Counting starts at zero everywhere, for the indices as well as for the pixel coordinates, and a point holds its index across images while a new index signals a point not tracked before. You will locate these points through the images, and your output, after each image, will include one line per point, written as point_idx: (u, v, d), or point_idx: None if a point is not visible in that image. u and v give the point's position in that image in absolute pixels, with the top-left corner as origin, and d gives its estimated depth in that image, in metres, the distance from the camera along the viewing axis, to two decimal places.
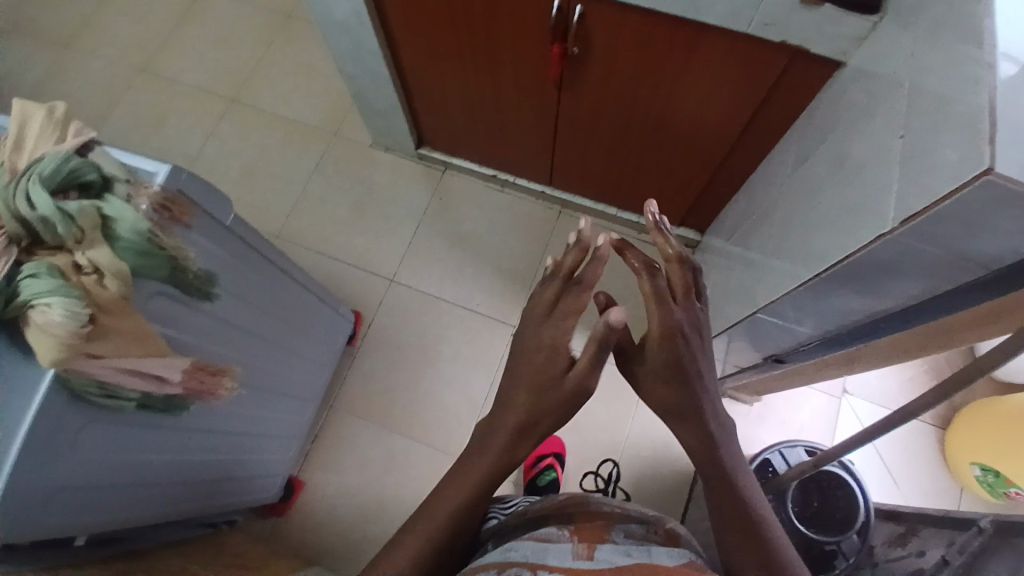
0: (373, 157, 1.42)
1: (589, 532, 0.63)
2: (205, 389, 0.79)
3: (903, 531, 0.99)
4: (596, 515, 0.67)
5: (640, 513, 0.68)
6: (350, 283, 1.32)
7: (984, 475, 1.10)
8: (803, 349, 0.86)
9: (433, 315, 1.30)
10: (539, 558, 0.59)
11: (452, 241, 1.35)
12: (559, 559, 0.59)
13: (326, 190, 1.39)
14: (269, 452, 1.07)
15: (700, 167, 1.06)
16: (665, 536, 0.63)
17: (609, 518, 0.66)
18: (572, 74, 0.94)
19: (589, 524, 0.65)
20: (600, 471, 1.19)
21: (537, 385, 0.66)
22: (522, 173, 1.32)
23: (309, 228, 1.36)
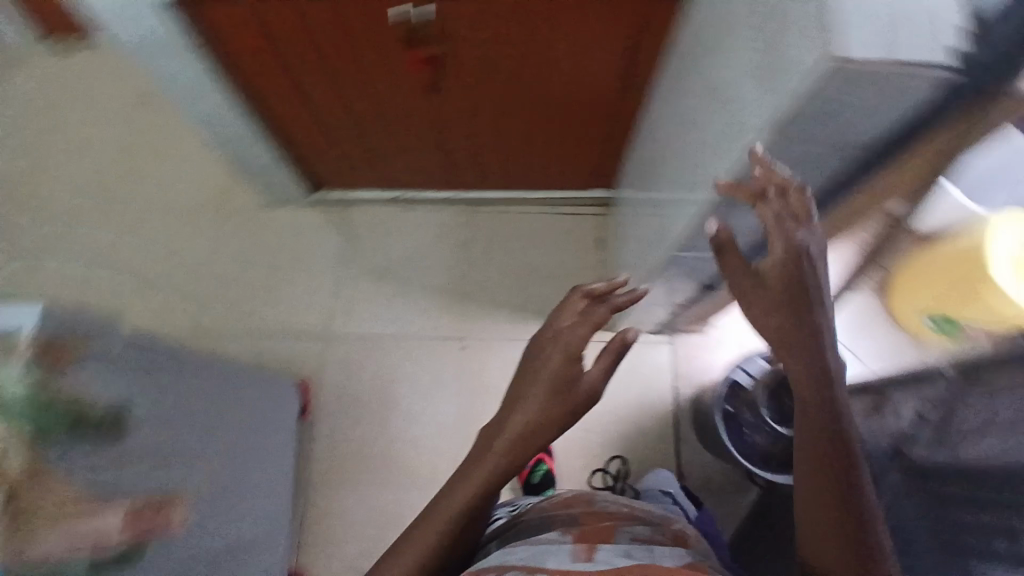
0: (264, 216, 1.33)
1: (594, 529, 0.65)
2: (152, 526, 0.74)
3: (876, 400, 1.02)
4: (603, 516, 0.69)
5: (641, 512, 0.71)
6: (282, 353, 1.23)
7: (936, 325, 1.09)
8: (727, 267, 0.85)
9: (379, 354, 1.25)
10: (540, 557, 0.57)
11: (374, 275, 1.28)
12: (561, 553, 0.58)
13: (227, 265, 1.30)
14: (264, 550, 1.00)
15: (593, 129, 1.04)
16: (669, 535, 0.65)
17: (614, 517, 0.68)
18: (442, 74, 0.90)
19: (594, 523, 0.67)
20: (608, 468, 1.18)
21: (561, 386, 0.66)
22: (422, 184, 1.28)
23: (221, 309, 1.27)
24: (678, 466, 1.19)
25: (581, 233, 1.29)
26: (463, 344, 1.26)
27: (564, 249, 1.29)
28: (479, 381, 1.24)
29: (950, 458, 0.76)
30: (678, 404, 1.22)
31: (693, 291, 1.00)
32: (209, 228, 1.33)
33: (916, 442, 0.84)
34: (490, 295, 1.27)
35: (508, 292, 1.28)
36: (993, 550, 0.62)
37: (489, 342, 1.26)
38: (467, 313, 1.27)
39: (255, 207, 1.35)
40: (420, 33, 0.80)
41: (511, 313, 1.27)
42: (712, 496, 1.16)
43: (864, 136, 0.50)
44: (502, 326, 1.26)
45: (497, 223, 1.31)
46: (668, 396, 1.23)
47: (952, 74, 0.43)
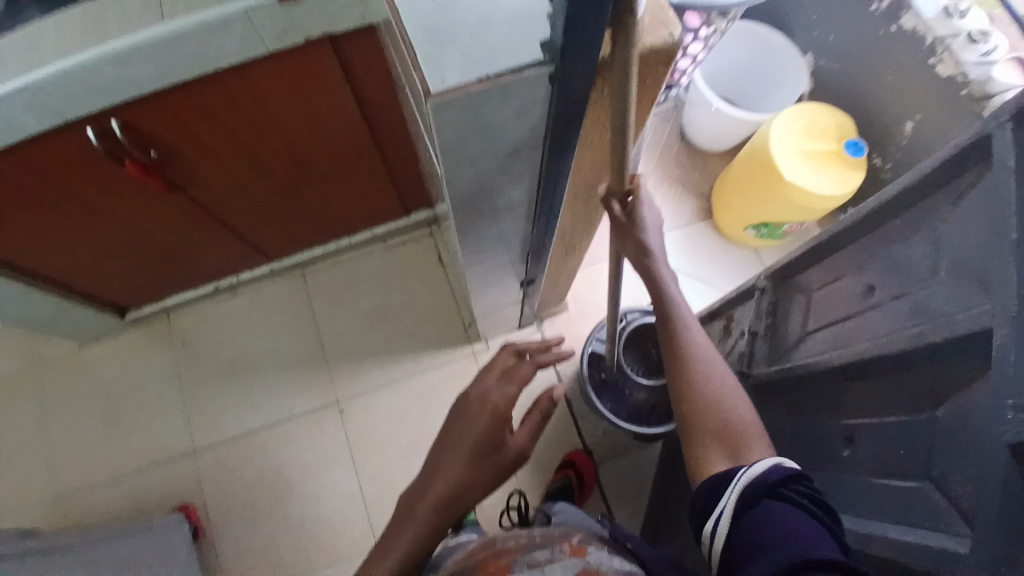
0: (92, 355, 1.26)
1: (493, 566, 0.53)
2: None
3: (723, 322, 1.05)
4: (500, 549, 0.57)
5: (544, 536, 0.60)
6: (155, 489, 1.15)
7: (759, 232, 1.23)
8: (529, 263, 0.84)
9: (255, 451, 1.18)
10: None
11: (225, 371, 1.23)
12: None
13: (69, 420, 1.21)
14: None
15: (370, 167, 1.03)
16: (569, 548, 0.54)
17: (512, 549, 0.56)
18: (177, 170, 0.87)
19: (491, 559, 0.55)
20: (511, 505, 1.15)
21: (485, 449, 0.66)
22: (240, 267, 1.23)
23: (76, 469, 1.18)
24: (584, 444, 1.18)
25: (418, 259, 1.28)
26: (339, 407, 1.20)
27: (405, 280, 1.27)
28: (365, 438, 1.18)
29: (776, 369, 0.78)
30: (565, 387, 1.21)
31: (520, 291, 0.98)
32: (36, 388, 1.23)
33: (755, 359, 0.87)
34: (349, 350, 1.24)
35: (365, 340, 1.24)
36: (839, 458, 0.63)
37: (363, 397, 1.21)
38: (332, 375, 1.22)
39: (80, 350, 1.26)
40: (123, 142, 0.77)
41: (376, 361, 1.23)
42: (624, 462, 1.17)
43: (531, 137, 0.49)
44: (371, 376, 1.22)
45: (332, 278, 1.28)
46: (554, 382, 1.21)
47: (548, 70, 0.40)
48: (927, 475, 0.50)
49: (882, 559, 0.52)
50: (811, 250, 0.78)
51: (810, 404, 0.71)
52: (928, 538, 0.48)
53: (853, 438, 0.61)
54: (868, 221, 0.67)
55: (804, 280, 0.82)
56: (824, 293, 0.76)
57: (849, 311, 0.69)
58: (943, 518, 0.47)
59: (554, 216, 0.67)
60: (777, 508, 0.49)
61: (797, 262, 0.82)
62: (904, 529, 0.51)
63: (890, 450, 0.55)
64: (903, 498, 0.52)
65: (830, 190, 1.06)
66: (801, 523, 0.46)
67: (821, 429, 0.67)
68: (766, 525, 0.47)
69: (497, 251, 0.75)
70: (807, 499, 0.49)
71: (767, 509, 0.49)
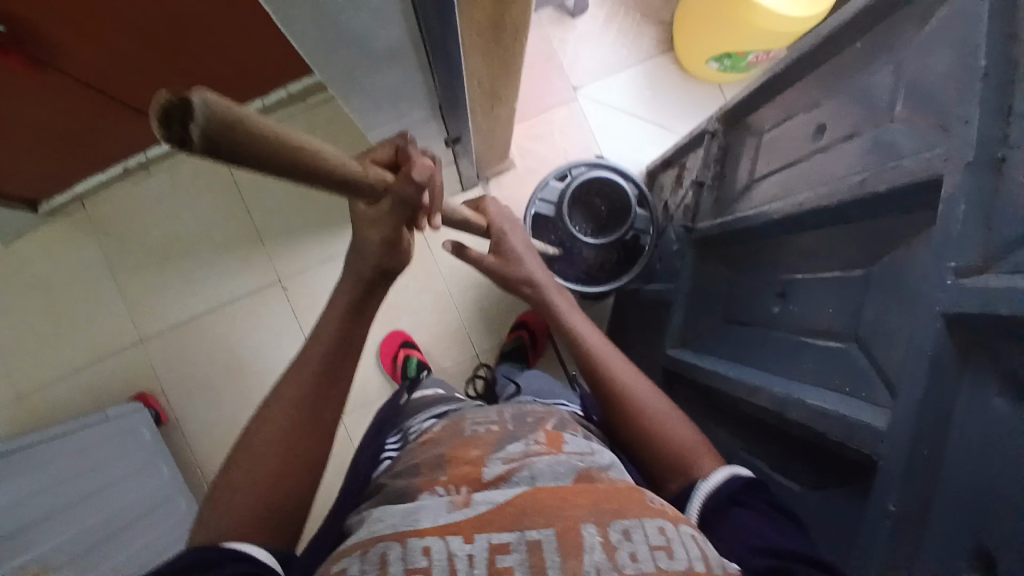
0: (12, 252, 1.17)
1: (463, 462, 0.42)
2: None
3: (676, 171, 0.98)
4: (467, 438, 0.45)
5: (513, 418, 0.49)
6: (110, 379, 1.15)
7: (721, 65, 1.11)
8: (450, 119, 0.73)
9: (204, 335, 1.16)
10: (408, 523, 0.36)
11: (158, 257, 1.16)
12: (435, 513, 0.36)
13: (5, 319, 1.16)
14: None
15: (270, 24, 0.86)
16: (547, 437, 0.45)
17: (484, 440, 0.44)
18: (20, 39, 0.72)
19: (458, 452, 0.43)
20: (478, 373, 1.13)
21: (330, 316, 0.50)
22: (147, 144, 1.10)
23: (25, 366, 1.16)
24: None
25: (346, 119, 1.15)
26: (283, 286, 1.15)
27: (335, 144, 1.15)
28: (314, 313, 1.15)
29: (717, 223, 0.72)
30: None
31: (451, 150, 0.88)
32: None
33: (701, 212, 0.81)
34: (285, 226, 1.16)
35: (301, 215, 1.16)
36: (769, 315, 0.60)
37: (306, 273, 1.16)
38: (271, 254, 1.16)
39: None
40: None
41: (316, 236, 1.16)
42: None
43: None
44: (312, 252, 1.16)
45: None
46: None
47: None
48: (857, 338, 0.47)
49: (793, 426, 0.51)
50: (766, 85, 0.68)
51: (749, 261, 0.66)
52: (841, 406, 0.45)
53: (786, 293, 0.57)
54: (825, 46, 0.57)
55: (757, 121, 0.73)
56: (775, 134, 0.68)
57: (798, 155, 0.61)
58: (862, 384, 0.45)
59: (460, 60, 0.56)
60: (738, 516, 0.46)
61: (751, 99, 0.72)
62: (821, 392, 0.48)
63: (822, 307, 0.52)
64: (827, 360, 0.49)
65: (797, 20, 0.94)
66: (769, 533, 0.43)
67: (758, 285, 0.63)
68: (730, 538, 0.44)
69: (404, 106, 0.64)
70: (765, 503, 0.47)
71: (730, 519, 0.46)
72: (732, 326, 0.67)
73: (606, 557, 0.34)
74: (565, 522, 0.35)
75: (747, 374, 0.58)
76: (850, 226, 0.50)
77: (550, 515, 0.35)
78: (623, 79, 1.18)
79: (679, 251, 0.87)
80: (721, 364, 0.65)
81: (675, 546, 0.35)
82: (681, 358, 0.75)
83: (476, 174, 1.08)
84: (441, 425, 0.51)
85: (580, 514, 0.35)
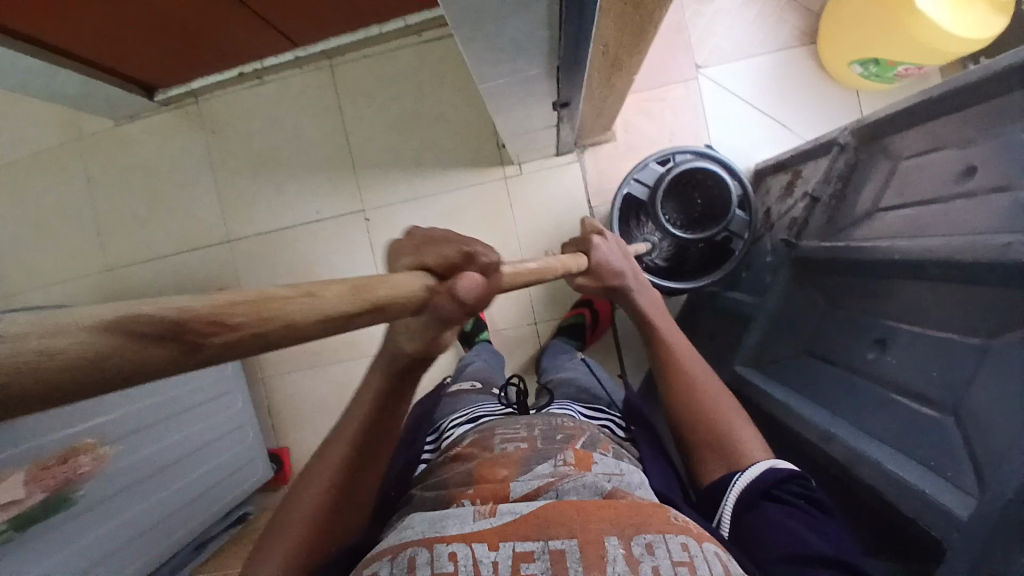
0: (130, 134, 1.25)
1: (490, 483, 0.43)
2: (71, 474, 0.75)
3: (787, 177, 0.91)
4: (496, 455, 0.46)
5: (541, 433, 0.49)
6: (197, 270, 1.23)
7: (866, 70, 1.00)
8: (562, 83, 0.70)
9: (285, 247, 1.21)
10: (437, 530, 0.37)
11: (257, 164, 1.21)
12: (459, 522, 0.38)
13: (115, 196, 1.25)
14: (226, 447, 1.06)
15: None
16: (575, 457, 0.45)
17: (511, 459, 0.45)
18: None
19: (487, 470, 0.44)
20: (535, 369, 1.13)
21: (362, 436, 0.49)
22: (263, 53, 1.13)
23: (126, 243, 1.25)
24: None
25: (456, 60, 1.13)
26: (364, 215, 1.18)
27: (441, 83, 1.15)
28: (389, 247, 1.18)
29: (825, 247, 0.67)
30: (597, 224, 1.13)
31: (555, 114, 0.85)
32: (83, 161, 1.26)
33: (808, 230, 0.76)
34: (378, 157, 1.17)
35: (394, 149, 1.17)
36: (860, 362, 0.56)
37: (389, 207, 1.18)
38: (359, 182, 1.18)
39: (117, 126, 1.25)
40: None
41: (405, 172, 1.17)
42: None
43: None
44: (398, 188, 1.17)
45: (363, 73, 1.16)
46: (587, 218, 1.13)
47: None
48: (954, 412, 0.43)
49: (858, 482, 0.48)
50: (917, 108, 0.61)
51: (850, 297, 0.62)
52: (922, 480, 0.42)
53: (885, 342, 0.53)
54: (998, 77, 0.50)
55: (896, 145, 0.66)
56: (914, 164, 0.61)
57: (934, 194, 0.56)
58: (947, 464, 0.42)
59: (588, 26, 0.53)
60: (774, 514, 0.47)
61: (894, 119, 0.65)
62: (902, 461, 0.45)
63: (921, 366, 0.47)
64: (912, 427, 0.46)
65: (958, 40, 0.87)
66: (807, 538, 0.45)
67: (854, 325, 0.59)
68: (762, 538, 0.46)
69: (518, 64, 0.62)
70: (803, 501, 0.48)
71: (766, 516, 0.47)
72: (814, 359, 0.64)
73: (628, 568, 0.33)
74: (588, 532, 0.35)
75: (822, 417, 0.56)
76: (975, 289, 0.44)
77: (573, 526, 0.35)
78: (751, 66, 1.10)
79: (772, 266, 0.82)
80: (794, 396, 0.63)
81: (699, 562, 0.34)
82: (752, 378, 0.73)
83: (573, 140, 1.04)
84: (472, 436, 0.52)
85: (602, 527, 0.35)
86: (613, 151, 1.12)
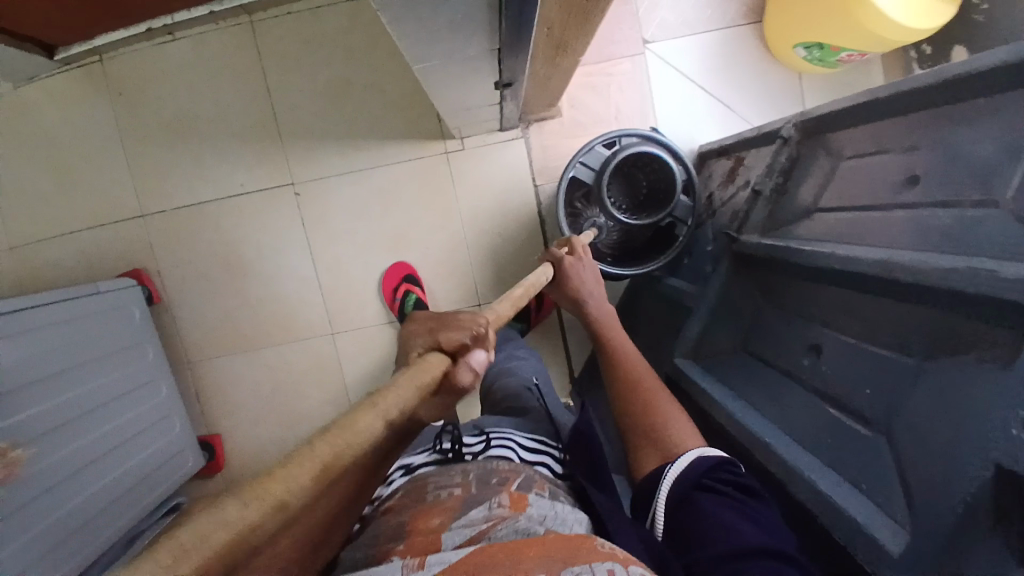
0: (24, 96, 1.10)
1: (422, 534, 0.39)
2: None
3: (730, 163, 0.91)
4: (430, 504, 0.42)
5: (476, 477, 0.46)
6: (110, 249, 1.12)
7: (810, 53, 0.99)
8: (504, 64, 0.66)
9: (208, 224, 1.12)
10: None
11: (172, 132, 1.10)
12: None
13: (8, 166, 1.12)
14: (151, 441, 1.00)
15: None
16: (510, 498, 0.43)
17: (446, 506, 0.42)
18: None
19: (418, 521, 0.41)
20: None
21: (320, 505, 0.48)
22: (173, 4, 1.01)
23: (25, 219, 1.12)
24: None
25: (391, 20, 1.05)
26: (295, 191, 1.10)
27: (375, 46, 1.06)
28: (323, 226, 1.11)
29: (764, 245, 0.68)
30: (542, 204, 1.10)
31: (498, 93, 0.80)
32: None
33: (749, 224, 0.76)
34: (308, 127, 1.09)
35: (326, 117, 1.08)
36: (794, 366, 0.57)
37: (321, 183, 1.10)
38: (288, 153, 1.09)
39: (13, 90, 1.11)
40: None
41: (338, 143, 1.09)
42: None
43: None
44: (332, 161, 1.09)
45: (288, 31, 1.06)
46: (532, 198, 1.10)
47: None
48: (885, 425, 0.45)
49: (792, 491, 0.49)
50: (855, 108, 0.61)
51: (787, 298, 0.63)
52: (858, 495, 0.44)
53: (818, 349, 0.54)
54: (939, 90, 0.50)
55: (835, 142, 0.66)
56: (853, 164, 0.62)
57: (874, 200, 0.57)
58: (883, 475, 0.43)
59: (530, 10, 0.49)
60: (708, 504, 0.48)
61: (833, 117, 0.65)
62: (837, 473, 0.47)
63: (855, 378, 0.49)
64: (846, 441, 0.48)
65: (901, 25, 0.86)
66: (740, 525, 0.46)
67: (793, 329, 0.60)
68: (696, 529, 0.47)
69: (456, 46, 0.57)
70: (732, 487, 0.49)
71: (698, 508, 0.48)
72: (753, 361, 0.65)
73: None
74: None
75: (755, 422, 0.57)
76: (909, 304, 0.45)
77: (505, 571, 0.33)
78: (698, 43, 1.07)
79: (715, 255, 0.83)
80: (726, 394, 0.64)
81: None
82: (691, 373, 0.73)
83: (518, 117, 1.00)
84: (404, 487, 0.47)
85: (532, 568, 0.33)
86: (558, 128, 1.08)
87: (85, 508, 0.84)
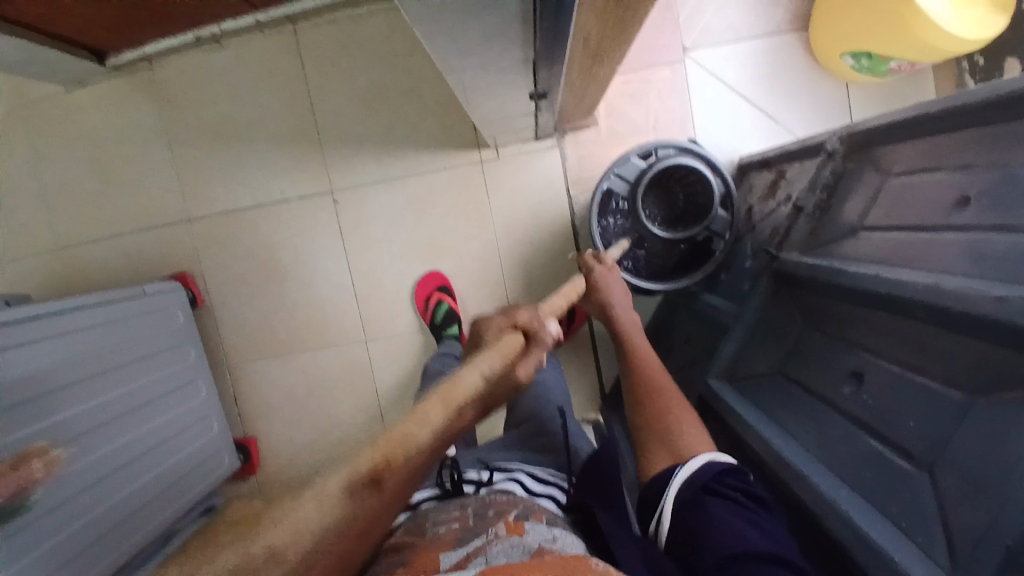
0: (77, 101, 1.15)
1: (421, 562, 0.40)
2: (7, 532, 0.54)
3: (772, 176, 0.88)
4: (427, 540, 0.42)
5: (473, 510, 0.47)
6: (155, 252, 1.16)
7: (858, 63, 0.95)
8: (538, 76, 0.65)
9: (249, 229, 1.15)
10: None
11: (215, 138, 1.13)
12: None
13: (61, 170, 1.16)
14: (189, 439, 1.03)
15: None
16: (506, 526, 0.43)
17: (444, 540, 0.42)
18: None
19: (418, 556, 0.41)
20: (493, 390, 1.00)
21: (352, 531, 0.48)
22: (221, 14, 1.04)
23: (78, 222, 1.17)
24: None
25: None
26: (332, 197, 1.12)
27: (413, 55, 1.08)
28: (359, 233, 1.13)
29: (806, 264, 0.65)
30: (575, 214, 1.09)
31: (532, 104, 0.80)
32: (28, 130, 1.16)
33: (791, 240, 0.74)
34: (346, 135, 1.11)
35: (363, 126, 1.10)
36: (835, 392, 0.54)
37: (358, 191, 1.12)
38: (325, 160, 1.12)
39: (64, 94, 1.15)
40: None
41: (375, 151, 1.11)
42: None
43: None
44: (369, 169, 1.11)
45: (330, 41, 1.08)
46: (565, 208, 1.09)
47: None
48: (929, 458, 0.42)
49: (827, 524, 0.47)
50: (907, 122, 0.59)
51: (829, 319, 0.60)
52: (899, 532, 0.42)
53: (862, 376, 0.52)
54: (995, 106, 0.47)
55: (883, 157, 0.63)
56: (903, 181, 0.59)
57: (923, 220, 0.54)
58: (926, 512, 0.41)
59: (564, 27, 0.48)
60: (716, 508, 0.48)
61: (882, 130, 0.62)
62: (877, 508, 0.44)
63: (898, 410, 0.46)
64: (887, 476, 0.45)
65: (958, 32, 0.82)
66: (746, 532, 0.46)
67: (833, 353, 0.57)
68: (705, 532, 0.47)
69: (490, 61, 0.57)
70: (739, 493, 0.50)
71: (706, 511, 0.49)
72: (790, 386, 0.63)
73: None
74: None
75: (794, 450, 0.54)
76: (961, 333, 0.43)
77: None
78: (741, 51, 1.05)
79: (753, 271, 0.80)
80: (761, 418, 0.61)
81: None
82: (727, 395, 0.70)
83: (553, 126, 0.99)
84: (404, 526, 0.47)
85: None
86: (594, 137, 1.07)
87: (125, 503, 0.87)
